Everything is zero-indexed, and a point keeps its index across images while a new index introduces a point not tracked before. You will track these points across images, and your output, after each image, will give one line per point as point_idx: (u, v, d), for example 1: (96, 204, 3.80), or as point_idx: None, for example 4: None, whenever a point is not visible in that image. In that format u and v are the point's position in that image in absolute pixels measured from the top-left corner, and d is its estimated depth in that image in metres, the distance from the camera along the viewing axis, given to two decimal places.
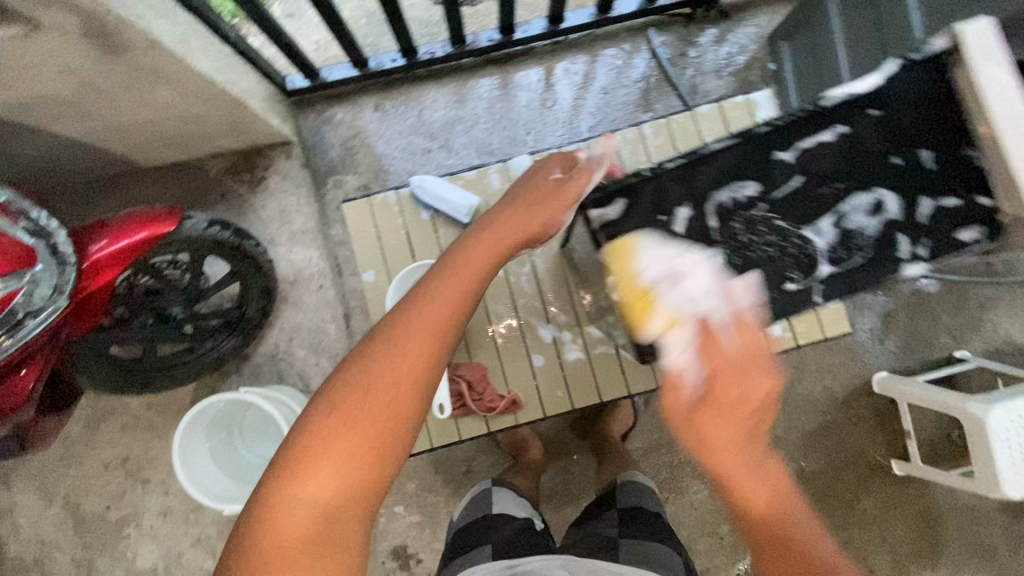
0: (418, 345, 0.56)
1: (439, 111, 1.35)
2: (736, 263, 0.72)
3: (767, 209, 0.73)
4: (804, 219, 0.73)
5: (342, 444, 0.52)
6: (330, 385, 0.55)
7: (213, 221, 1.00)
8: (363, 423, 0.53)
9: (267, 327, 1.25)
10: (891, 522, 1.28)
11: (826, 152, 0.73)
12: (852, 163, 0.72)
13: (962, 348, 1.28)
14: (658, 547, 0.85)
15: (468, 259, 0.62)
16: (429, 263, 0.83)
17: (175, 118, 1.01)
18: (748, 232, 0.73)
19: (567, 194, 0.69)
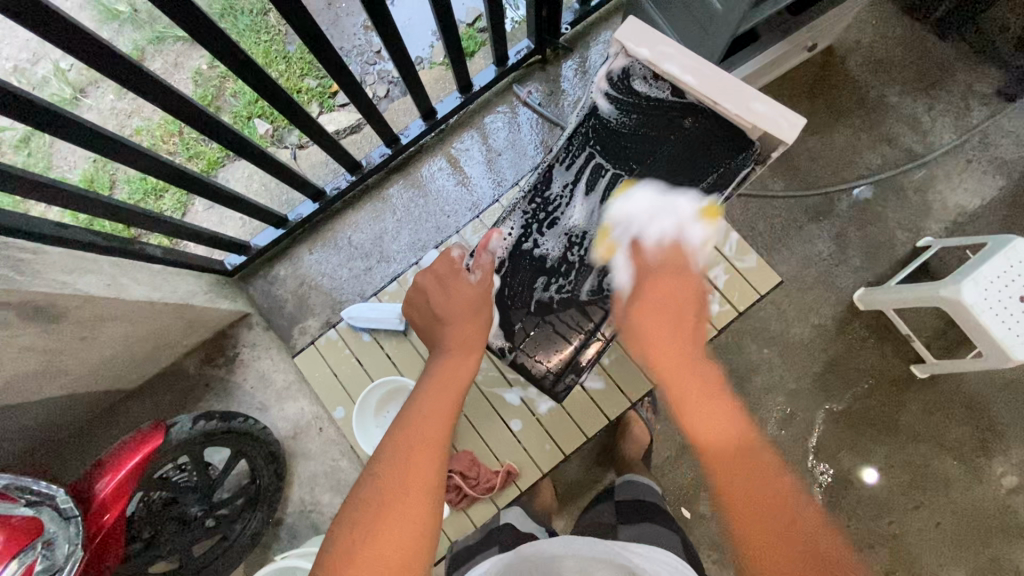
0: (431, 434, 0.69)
1: (365, 232, 1.45)
2: (574, 287, 0.84)
3: (570, 238, 0.85)
4: (608, 223, 0.84)
5: (383, 542, 0.59)
6: (359, 502, 0.63)
7: (198, 417, 1.08)
8: (396, 522, 0.60)
9: (287, 487, 1.29)
10: (941, 426, 1.23)
11: (587, 170, 0.85)
12: (618, 161, 0.84)
13: (923, 236, 1.29)
14: (662, 529, 0.89)
15: (438, 374, 0.77)
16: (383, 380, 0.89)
17: (136, 340, 1.11)
18: (569, 262, 0.84)
19: (472, 298, 0.82)
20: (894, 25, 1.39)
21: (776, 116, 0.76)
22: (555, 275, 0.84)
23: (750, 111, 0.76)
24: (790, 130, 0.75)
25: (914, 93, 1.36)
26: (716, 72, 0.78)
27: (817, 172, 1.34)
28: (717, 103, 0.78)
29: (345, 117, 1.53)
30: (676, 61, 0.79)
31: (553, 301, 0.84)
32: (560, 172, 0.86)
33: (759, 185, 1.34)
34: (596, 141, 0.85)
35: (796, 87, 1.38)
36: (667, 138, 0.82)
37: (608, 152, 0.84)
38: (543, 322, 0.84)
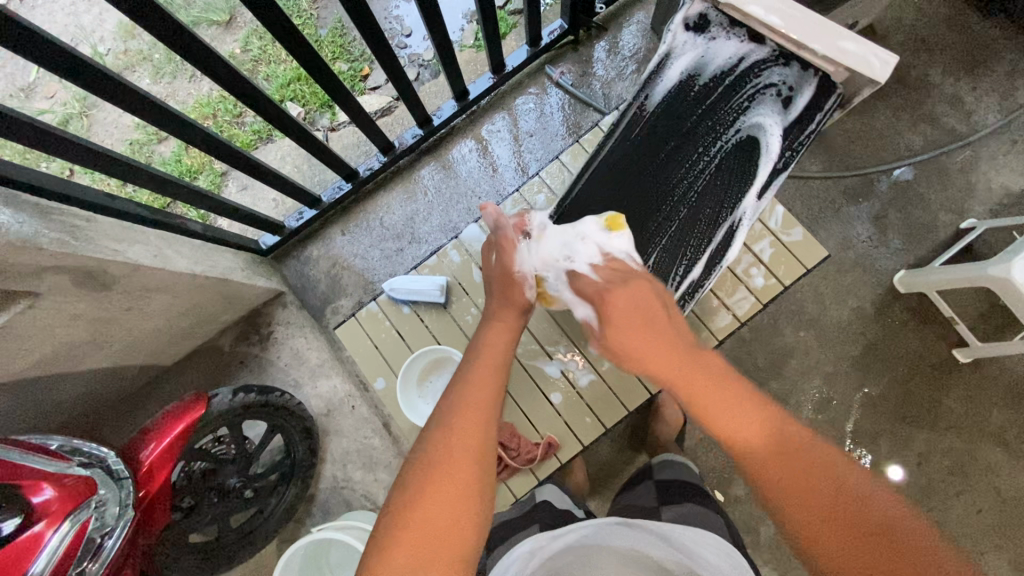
0: (485, 389, 0.69)
1: (396, 213, 1.45)
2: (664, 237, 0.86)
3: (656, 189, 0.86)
4: (695, 173, 0.85)
5: (440, 499, 0.58)
6: (411, 462, 0.62)
7: (237, 389, 1.10)
8: (453, 481, 0.60)
9: (321, 463, 1.30)
10: (984, 411, 1.21)
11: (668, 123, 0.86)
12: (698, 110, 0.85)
13: (967, 218, 1.26)
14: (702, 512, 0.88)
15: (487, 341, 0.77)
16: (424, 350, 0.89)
17: (178, 314, 1.13)
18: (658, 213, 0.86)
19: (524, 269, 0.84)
20: (937, 3, 1.36)
21: (866, 54, 0.75)
22: (644, 226, 0.86)
23: (838, 51, 0.76)
24: (881, 68, 0.74)
25: (957, 73, 1.33)
26: (802, 12, 0.78)
27: (855, 153, 1.32)
28: (802, 45, 0.79)
29: (377, 100, 1.54)
30: (761, 3, 0.79)
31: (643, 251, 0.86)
32: (642, 123, 0.87)
33: (795, 165, 1.33)
34: (675, 89, 0.86)
35: None
36: (746, 83, 0.84)
37: (687, 107, 0.86)
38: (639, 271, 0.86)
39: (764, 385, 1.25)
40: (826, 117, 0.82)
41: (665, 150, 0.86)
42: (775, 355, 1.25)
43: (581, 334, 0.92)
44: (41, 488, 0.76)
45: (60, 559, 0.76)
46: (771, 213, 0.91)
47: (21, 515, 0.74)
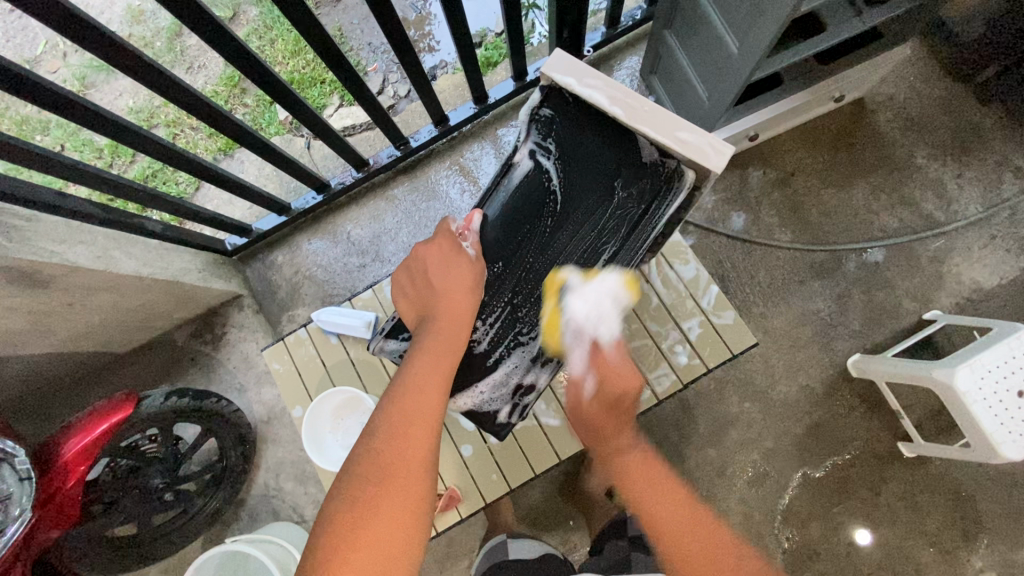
0: (425, 411, 0.67)
1: (364, 229, 1.46)
2: (503, 330, 0.84)
3: (501, 285, 0.83)
4: (535, 271, 0.83)
5: (378, 531, 0.59)
6: (337, 502, 0.61)
7: (171, 392, 1.11)
8: (385, 520, 0.60)
9: (254, 470, 1.32)
10: (922, 509, 1.17)
11: (516, 218, 0.83)
12: (545, 203, 0.82)
13: (931, 308, 1.23)
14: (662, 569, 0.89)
15: (428, 349, 0.73)
16: (335, 390, 0.88)
17: (126, 310, 1.15)
18: (499, 307, 0.84)
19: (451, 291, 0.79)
20: (936, 85, 1.32)
21: (704, 146, 0.73)
22: (482, 318, 0.84)
23: (674, 140, 0.74)
24: (717, 159, 0.72)
25: (944, 158, 1.30)
26: (641, 103, 0.76)
27: (827, 227, 1.30)
28: (640, 132, 0.77)
29: (361, 114, 1.55)
30: (601, 90, 0.77)
31: (484, 341, 0.84)
32: (493, 214, 0.83)
33: (765, 233, 1.31)
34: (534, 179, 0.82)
35: (820, 137, 1.34)
36: (598, 169, 0.80)
37: (545, 198, 0.82)
38: (474, 363, 0.85)
39: (700, 452, 1.23)
40: (673, 201, 0.77)
41: (516, 241, 0.83)
42: (716, 423, 1.24)
43: None
44: None
45: None
46: (707, 291, 0.90)
47: None
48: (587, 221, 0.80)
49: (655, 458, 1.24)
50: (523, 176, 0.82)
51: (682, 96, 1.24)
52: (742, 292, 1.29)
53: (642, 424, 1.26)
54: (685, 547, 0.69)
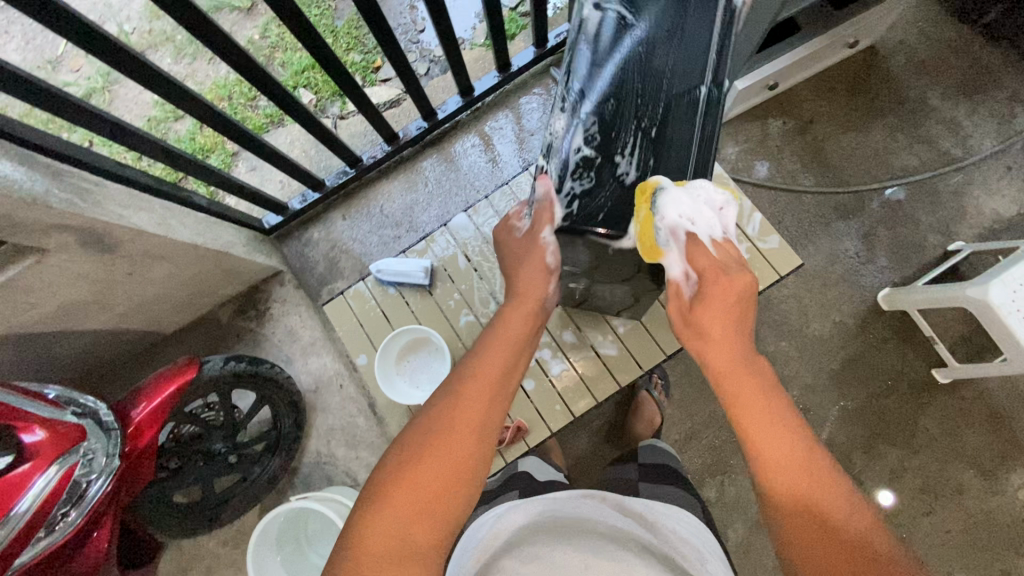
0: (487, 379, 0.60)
1: (397, 201, 1.50)
2: (651, 162, 0.68)
3: (629, 119, 0.68)
4: (659, 88, 0.69)
5: (424, 475, 0.53)
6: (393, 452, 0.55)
7: (228, 358, 1.14)
8: (437, 472, 0.53)
9: (306, 438, 1.35)
10: (960, 433, 1.22)
11: (613, 54, 0.70)
12: (639, 28, 0.70)
13: (955, 240, 1.27)
14: (682, 498, 0.79)
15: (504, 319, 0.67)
16: (401, 332, 0.91)
17: (179, 282, 1.19)
18: (639, 141, 0.68)
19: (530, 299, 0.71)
20: (943, 27, 1.37)
21: None
22: (618, 151, 0.68)
23: None
24: None
25: (956, 97, 1.34)
26: None
27: (848, 170, 1.35)
28: None
29: (386, 92, 1.59)
30: None
31: (634, 180, 0.68)
32: (585, 64, 0.71)
33: (788, 179, 1.36)
34: (612, 20, 0.71)
35: (835, 84, 1.38)
36: None
37: (632, 23, 0.70)
38: (634, 208, 0.67)
39: None
40: None
41: (624, 76, 0.69)
42: None
43: (557, 319, 0.95)
44: (32, 429, 0.79)
45: (47, 499, 0.80)
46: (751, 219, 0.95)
47: (13, 455, 0.81)
48: (690, 26, 0.71)
49: (696, 401, 1.28)
50: (599, 20, 0.72)
51: None
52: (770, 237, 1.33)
53: (683, 370, 1.29)
54: (784, 488, 0.54)
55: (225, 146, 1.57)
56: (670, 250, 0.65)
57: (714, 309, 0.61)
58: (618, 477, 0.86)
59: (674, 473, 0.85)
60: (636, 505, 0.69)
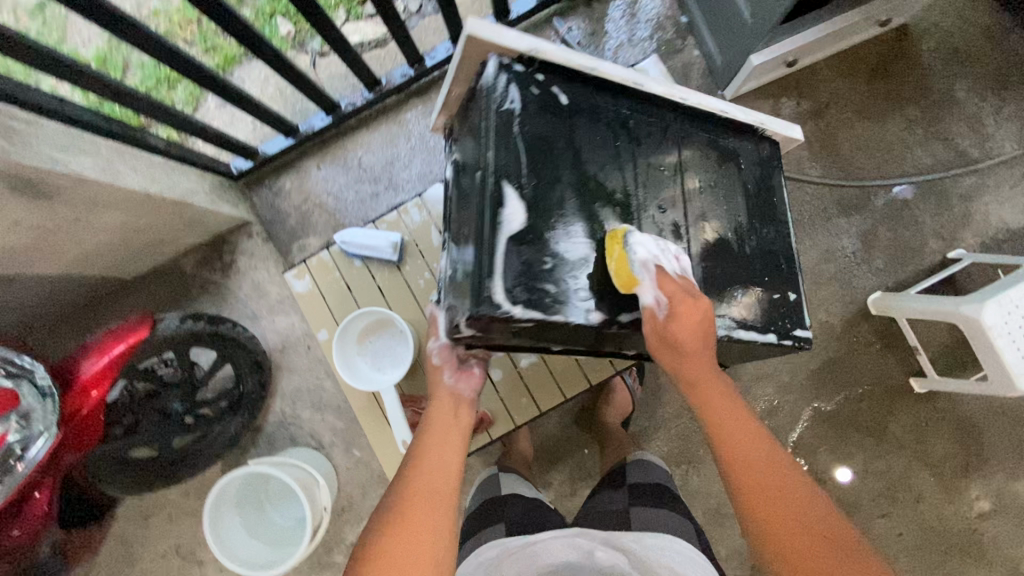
0: (437, 481, 0.61)
1: (376, 155, 1.40)
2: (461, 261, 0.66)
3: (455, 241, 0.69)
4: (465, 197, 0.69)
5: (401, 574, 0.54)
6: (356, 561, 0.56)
7: (185, 316, 1.09)
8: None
9: (270, 397, 1.32)
10: (927, 442, 1.22)
11: (456, 191, 0.72)
12: (467, 155, 0.71)
13: (956, 247, 1.22)
14: (664, 517, 0.78)
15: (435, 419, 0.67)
16: (363, 313, 0.85)
17: (134, 231, 1.11)
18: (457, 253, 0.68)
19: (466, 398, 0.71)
20: (982, 11, 1.25)
21: None
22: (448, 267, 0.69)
23: None
24: None
25: (984, 92, 1.25)
26: None
27: (858, 162, 1.26)
28: None
29: (371, 30, 1.44)
30: None
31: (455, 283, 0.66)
32: (447, 202, 0.74)
33: (795, 166, 1.28)
34: (458, 159, 0.73)
35: (858, 66, 1.27)
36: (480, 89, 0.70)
37: (462, 157, 0.71)
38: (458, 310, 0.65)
39: None
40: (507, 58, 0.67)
41: (460, 204, 0.70)
42: None
43: None
44: None
45: None
46: None
47: None
48: (478, 120, 0.67)
49: (670, 390, 1.26)
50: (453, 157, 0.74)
51: (719, 17, 1.16)
52: None
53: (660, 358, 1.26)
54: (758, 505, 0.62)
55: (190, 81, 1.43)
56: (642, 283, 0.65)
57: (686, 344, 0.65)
58: (603, 498, 0.85)
59: (658, 489, 0.83)
60: (636, 543, 0.72)
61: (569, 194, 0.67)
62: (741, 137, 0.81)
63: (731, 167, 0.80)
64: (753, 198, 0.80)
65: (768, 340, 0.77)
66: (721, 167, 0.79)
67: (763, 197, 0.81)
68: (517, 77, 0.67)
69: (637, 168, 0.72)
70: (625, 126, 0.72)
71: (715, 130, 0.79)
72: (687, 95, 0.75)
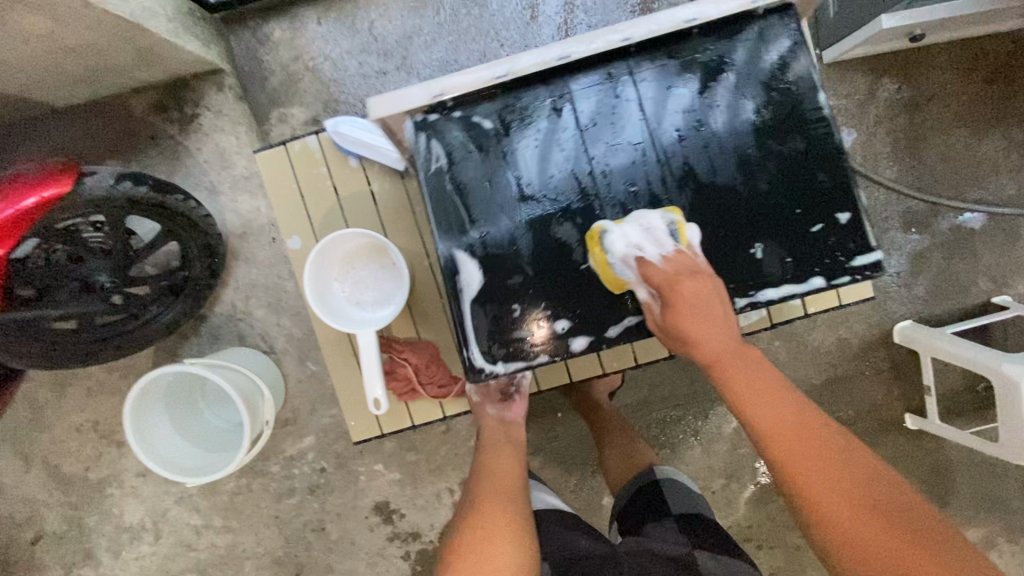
0: (501, 487, 0.65)
1: (392, 22, 1.12)
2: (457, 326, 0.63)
3: None
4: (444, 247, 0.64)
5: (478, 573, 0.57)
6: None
7: (123, 176, 0.87)
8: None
9: (220, 286, 1.14)
10: (899, 476, 1.19)
11: None
12: None
13: (1003, 292, 1.12)
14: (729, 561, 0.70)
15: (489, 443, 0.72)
16: (346, 233, 0.66)
17: (66, 49, 0.85)
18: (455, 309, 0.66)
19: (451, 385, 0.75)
20: None
21: None
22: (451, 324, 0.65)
23: None
24: None
25: None
26: None
27: (938, 174, 1.11)
28: None
29: None
30: None
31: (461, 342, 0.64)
32: None
33: (869, 162, 1.11)
34: None
35: (977, 62, 1.08)
36: None
37: None
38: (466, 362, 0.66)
39: None
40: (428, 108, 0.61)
41: None
42: None
43: None
44: None
45: None
46: None
47: None
48: None
49: (663, 374, 1.16)
50: None
51: None
52: None
53: None
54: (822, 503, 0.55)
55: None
56: (630, 277, 0.59)
57: (692, 327, 0.56)
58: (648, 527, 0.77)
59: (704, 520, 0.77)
60: (710, 560, 0.70)
61: (523, 229, 0.61)
62: (733, 38, 0.61)
63: (724, 90, 0.61)
64: (767, 109, 0.60)
65: (814, 287, 0.60)
66: (711, 97, 0.61)
67: (789, 106, 0.60)
68: (432, 128, 0.61)
69: (603, 161, 0.61)
70: (564, 117, 0.61)
71: (684, 53, 0.61)
72: (621, 36, 0.59)
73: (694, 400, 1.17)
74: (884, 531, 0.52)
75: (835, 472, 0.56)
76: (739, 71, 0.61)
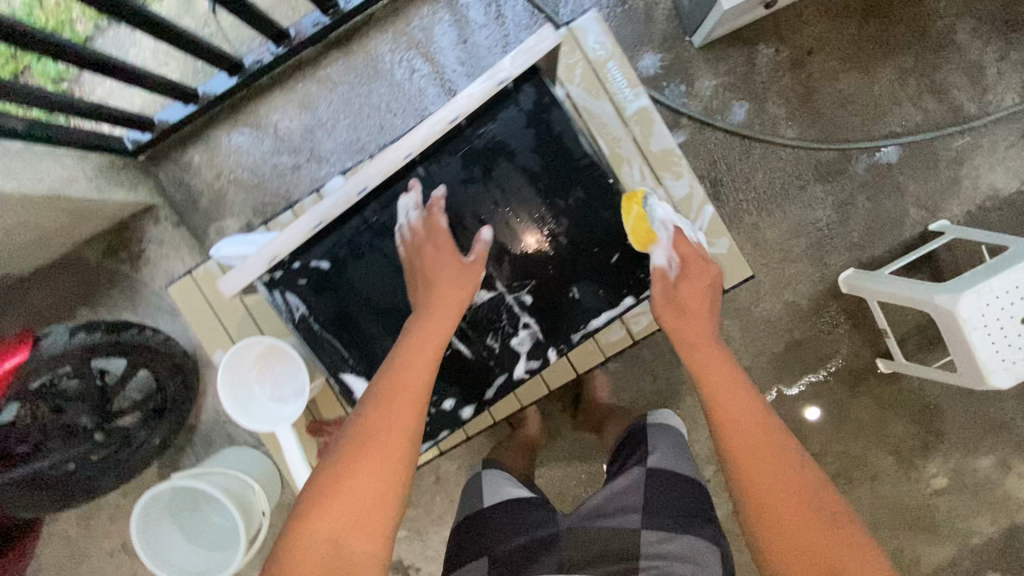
0: (406, 399, 0.60)
1: (294, 121, 1.21)
2: None
3: None
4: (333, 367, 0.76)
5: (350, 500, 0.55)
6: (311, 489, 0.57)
7: (76, 328, 0.97)
8: (354, 498, 0.55)
9: (200, 395, 1.23)
10: (887, 421, 1.17)
11: None
12: None
13: (939, 218, 1.11)
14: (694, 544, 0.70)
15: (425, 326, 0.65)
16: (250, 342, 0.72)
17: (7, 230, 0.96)
18: None
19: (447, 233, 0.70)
20: None
21: None
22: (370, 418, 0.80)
23: None
24: None
25: (987, 35, 1.09)
26: None
27: (839, 121, 1.11)
28: None
29: None
30: None
31: None
32: None
33: (768, 127, 1.13)
34: None
35: (848, 4, 1.09)
36: None
37: None
38: None
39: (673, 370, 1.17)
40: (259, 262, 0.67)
41: None
42: None
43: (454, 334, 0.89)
44: None
45: None
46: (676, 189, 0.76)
47: None
48: None
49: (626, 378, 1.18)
50: None
51: None
52: (733, 199, 1.14)
53: None
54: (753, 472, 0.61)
55: (74, 26, 1.16)
56: (660, 247, 0.71)
57: (690, 295, 0.70)
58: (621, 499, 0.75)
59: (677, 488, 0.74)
60: (669, 544, 0.69)
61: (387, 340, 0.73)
62: (494, 117, 0.71)
63: (504, 165, 0.72)
64: (543, 171, 0.72)
65: (626, 306, 0.74)
66: (493, 176, 0.72)
67: (552, 164, 0.71)
68: (280, 284, 0.72)
69: None
70: (386, 234, 0.72)
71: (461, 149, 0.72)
72: (401, 155, 0.68)
73: (662, 396, 1.19)
74: (799, 511, 0.59)
75: (776, 461, 0.62)
76: (509, 142, 0.71)
